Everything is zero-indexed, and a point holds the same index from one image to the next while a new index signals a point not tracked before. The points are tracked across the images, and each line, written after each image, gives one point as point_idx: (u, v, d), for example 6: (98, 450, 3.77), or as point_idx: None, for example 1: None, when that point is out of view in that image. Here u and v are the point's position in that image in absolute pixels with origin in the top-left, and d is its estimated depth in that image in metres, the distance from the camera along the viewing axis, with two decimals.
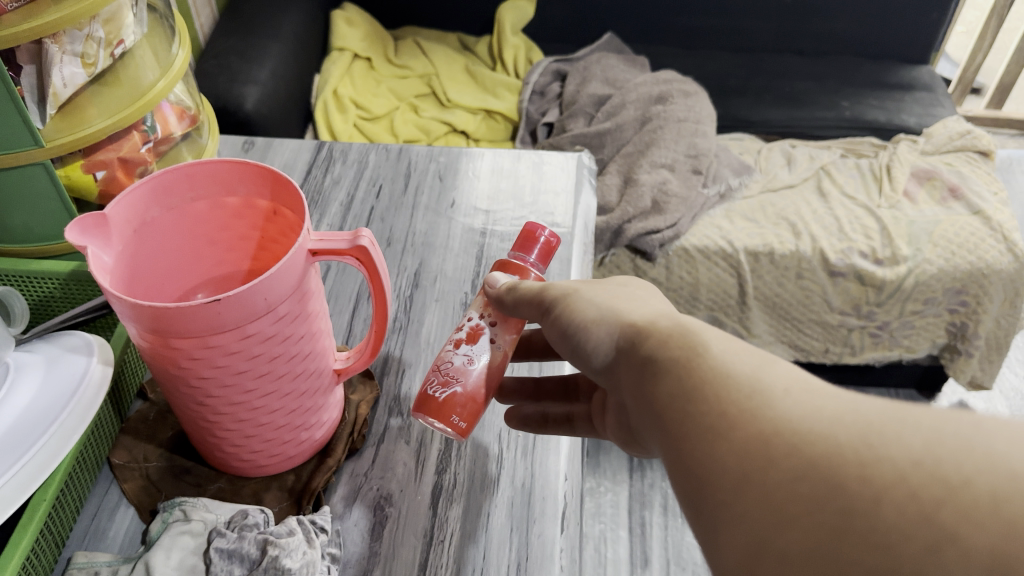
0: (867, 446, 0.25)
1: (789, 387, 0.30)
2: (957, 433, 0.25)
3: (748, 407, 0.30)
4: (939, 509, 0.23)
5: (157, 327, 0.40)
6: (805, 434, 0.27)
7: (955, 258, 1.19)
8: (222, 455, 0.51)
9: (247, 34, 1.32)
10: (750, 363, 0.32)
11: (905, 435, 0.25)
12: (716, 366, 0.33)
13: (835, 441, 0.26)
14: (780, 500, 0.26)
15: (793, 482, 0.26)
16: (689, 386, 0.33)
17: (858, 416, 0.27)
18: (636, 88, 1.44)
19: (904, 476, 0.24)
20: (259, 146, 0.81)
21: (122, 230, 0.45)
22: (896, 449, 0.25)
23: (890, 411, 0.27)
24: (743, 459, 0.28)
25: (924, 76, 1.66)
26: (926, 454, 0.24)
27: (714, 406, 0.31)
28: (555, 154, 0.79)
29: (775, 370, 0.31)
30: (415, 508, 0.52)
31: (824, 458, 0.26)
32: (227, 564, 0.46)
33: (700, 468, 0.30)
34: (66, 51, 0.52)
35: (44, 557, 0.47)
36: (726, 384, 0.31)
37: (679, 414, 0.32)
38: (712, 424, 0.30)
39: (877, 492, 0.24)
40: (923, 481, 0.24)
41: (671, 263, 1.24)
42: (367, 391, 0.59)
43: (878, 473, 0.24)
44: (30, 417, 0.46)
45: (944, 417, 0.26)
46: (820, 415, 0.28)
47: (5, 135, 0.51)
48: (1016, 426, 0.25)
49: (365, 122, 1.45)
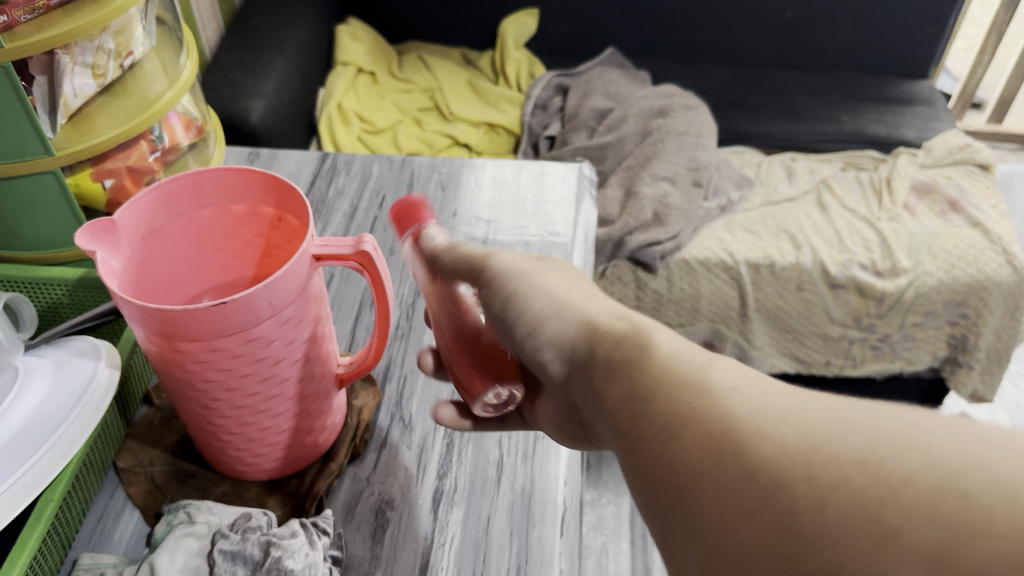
0: (813, 446, 0.25)
1: (739, 381, 0.29)
2: (898, 431, 0.25)
3: (696, 403, 0.29)
4: (881, 507, 0.23)
5: (163, 330, 0.41)
6: (748, 427, 0.27)
7: (955, 270, 1.20)
8: (226, 459, 0.52)
9: (253, 49, 1.34)
10: (693, 362, 0.32)
11: (847, 433, 0.25)
12: (664, 367, 0.32)
13: (779, 439, 0.26)
14: (721, 499, 0.26)
15: (737, 482, 0.26)
16: (641, 392, 0.32)
17: (798, 409, 0.27)
18: (637, 102, 1.45)
19: (848, 477, 0.24)
20: (264, 157, 0.82)
21: (131, 236, 0.46)
22: (840, 447, 0.25)
23: (830, 408, 0.27)
24: (693, 457, 0.28)
25: (924, 90, 1.67)
26: (868, 455, 0.24)
27: (662, 400, 0.31)
28: (556, 165, 0.80)
29: (723, 364, 0.31)
30: (416, 511, 0.53)
31: (768, 461, 0.26)
32: (230, 565, 0.47)
33: (654, 469, 0.29)
34: (77, 61, 0.53)
35: (50, 558, 0.48)
36: (675, 381, 0.31)
37: (631, 416, 0.32)
38: (661, 423, 0.30)
39: (821, 491, 0.24)
40: (867, 481, 0.24)
41: (672, 275, 1.24)
42: (369, 396, 0.59)
43: (824, 472, 0.24)
44: (39, 419, 0.47)
45: (884, 416, 0.26)
46: (765, 410, 0.27)
47: (17, 144, 0.52)
48: (955, 422, 0.25)
49: (369, 135, 1.47)
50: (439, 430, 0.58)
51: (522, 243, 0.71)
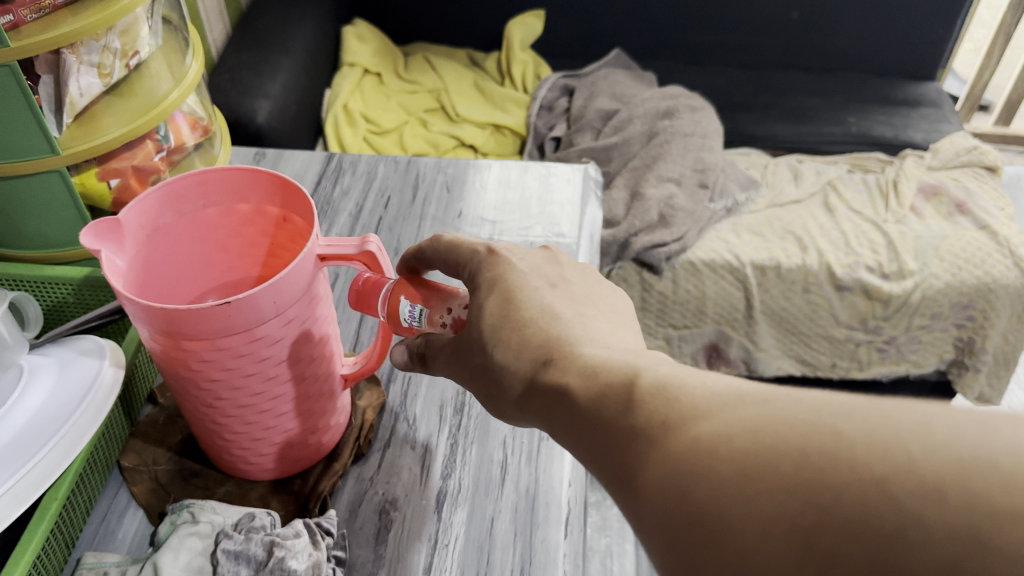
0: (748, 478, 0.24)
1: (672, 406, 0.29)
2: (823, 443, 0.24)
3: (642, 442, 0.29)
4: (819, 535, 0.22)
5: (168, 330, 0.41)
6: (685, 465, 0.26)
7: (962, 273, 1.20)
8: (229, 459, 0.52)
9: (259, 49, 1.34)
10: (624, 396, 0.31)
11: (775, 453, 0.24)
12: (609, 410, 0.32)
13: (716, 477, 0.25)
14: (675, 546, 0.26)
15: (683, 530, 0.25)
16: (598, 437, 0.32)
17: (726, 432, 0.26)
18: (643, 103, 1.45)
19: (782, 507, 0.23)
20: (269, 157, 0.82)
21: (135, 236, 0.46)
22: (772, 475, 0.24)
23: (755, 422, 0.26)
24: (644, 502, 0.27)
25: (931, 92, 1.67)
26: (796, 477, 0.23)
27: (611, 445, 0.30)
28: (561, 165, 0.80)
29: (654, 385, 0.30)
30: (420, 512, 0.53)
31: (709, 499, 0.25)
32: (233, 565, 0.46)
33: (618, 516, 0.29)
34: (83, 61, 0.53)
35: (54, 557, 0.48)
36: (619, 423, 0.31)
37: (591, 459, 0.31)
38: (617, 471, 0.29)
39: (762, 528, 0.23)
40: (802, 507, 0.23)
41: (678, 277, 1.24)
42: (373, 396, 0.59)
43: (761, 508, 0.24)
44: (43, 418, 0.47)
45: (808, 420, 0.25)
46: (695, 438, 0.27)
47: (22, 144, 0.52)
48: (878, 416, 0.23)
49: (374, 136, 1.47)
50: (443, 431, 0.58)
51: (527, 244, 0.71)
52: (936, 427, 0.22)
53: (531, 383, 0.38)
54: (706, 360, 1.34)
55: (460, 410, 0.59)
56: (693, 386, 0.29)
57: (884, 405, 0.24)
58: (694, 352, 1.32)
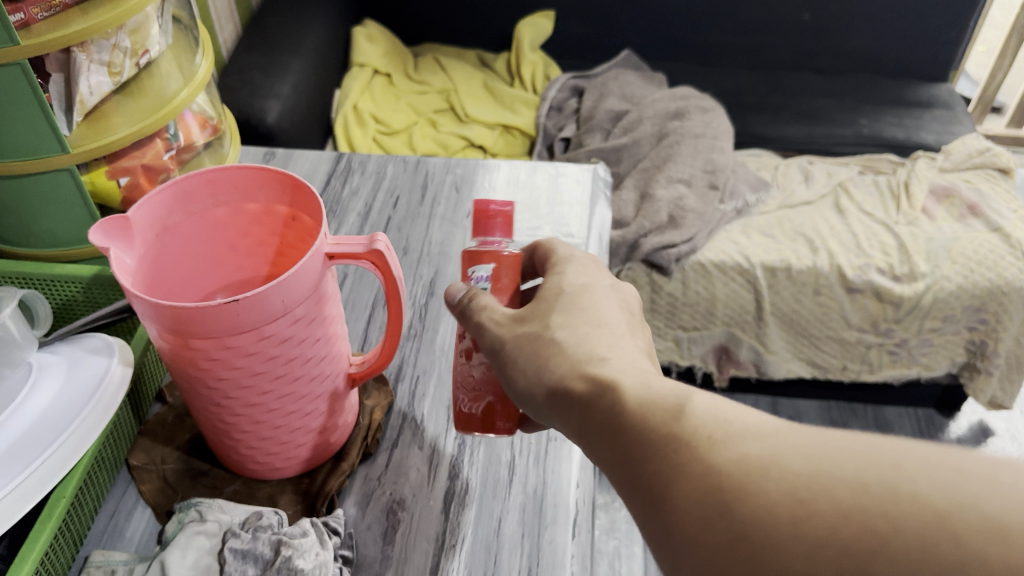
0: (800, 502, 0.27)
1: (716, 431, 0.31)
2: (879, 479, 0.26)
3: (683, 459, 0.31)
4: (871, 559, 0.25)
5: (176, 328, 0.41)
6: (737, 484, 0.29)
7: (974, 275, 1.19)
8: (238, 458, 0.52)
9: (270, 50, 1.34)
10: (668, 413, 0.33)
11: (831, 484, 0.27)
12: (647, 423, 0.33)
13: (767, 498, 0.28)
14: (719, 558, 0.28)
15: (728, 545, 0.28)
16: (630, 449, 0.33)
17: (778, 464, 0.29)
18: (653, 104, 1.45)
19: (835, 529, 0.26)
20: (279, 157, 0.82)
21: (144, 234, 0.46)
22: (825, 500, 0.27)
23: (808, 455, 0.28)
24: (685, 515, 0.29)
25: (943, 94, 1.66)
26: (851, 504, 0.26)
27: (648, 457, 0.32)
28: (571, 166, 0.80)
29: (699, 410, 0.33)
30: (428, 512, 0.53)
31: (758, 519, 0.27)
32: (241, 564, 0.46)
33: (651, 525, 0.31)
34: (93, 59, 0.53)
35: (62, 554, 0.48)
36: (658, 437, 0.33)
37: (624, 469, 0.33)
38: (653, 483, 0.31)
39: (808, 548, 0.26)
40: (854, 532, 0.26)
41: (687, 278, 1.23)
42: (381, 396, 0.59)
43: (812, 528, 0.26)
44: (52, 415, 0.47)
45: (865, 455, 0.28)
46: (747, 462, 0.29)
47: (33, 143, 0.52)
48: (930, 460, 0.27)
49: (384, 136, 1.47)
50: (451, 431, 0.58)
51: None
52: (993, 481, 0.25)
53: (567, 381, 0.39)
54: (716, 362, 1.33)
55: None
56: (740, 415, 0.32)
57: (932, 449, 0.27)
58: (703, 354, 1.32)
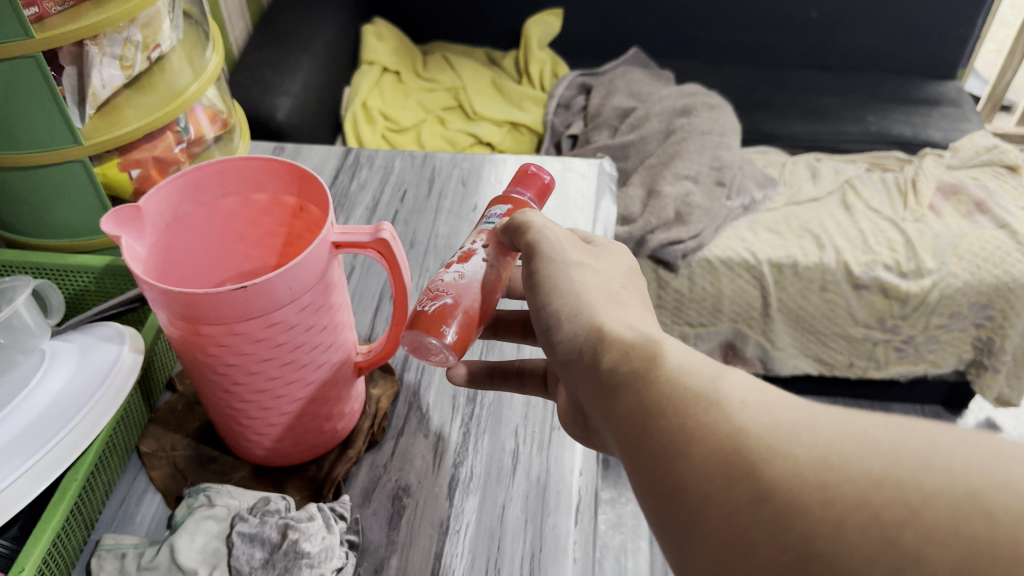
0: (829, 467, 0.25)
1: (748, 399, 0.29)
2: (915, 451, 0.24)
3: (706, 420, 0.29)
4: (901, 532, 0.23)
5: (187, 314, 0.42)
6: (763, 448, 0.27)
7: (981, 271, 1.19)
8: (246, 444, 0.53)
9: (280, 47, 1.35)
10: (703, 377, 0.31)
11: (863, 455, 0.25)
12: (673, 381, 0.31)
13: (794, 462, 0.26)
14: (739, 522, 0.26)
15: (748, 507, 0.26)
16: (648, 406, 0.31)
17: (812, 433, 0.27)
18: (661, 101, 1.45)
19: (865, 497, 0.24)
20: (288, 151, 0.83)
21: (155, 224, 0.47)
22: (858, 468, 0.25)
23: (842, 427, 0.26)
24: (703, 476, 0.27)
25: (952, 91, 1.66)
26: (885, 474, 0.24)
27: (671, 416, 0.30)
28: (577, 161, 0.80)
29: (733, 381, 0.30)
30: (433, 498, 0.53)
31: (784, 480, 0.25)
32: (248, 548, 0.47)
33: (664, 485, 0.29)
34: (105, 53, 0.54)
35: (74, 537, 0.49)
36: (681, 396, 0.30)
37: (637, 429, 0.31)
38: (669, 441, 0.29)
39: (838, 515, 0.24)
40: (885, 502, 0.23)
41: (694, 274, 1.24)
42: (387, 385, 0.60)
43: (840, 494, 0.24)
44: (64, 399, 0.48)
45: (900, 432, 0.25)
46: (777, 430, 0.27)
47: (45, 134, 0.53)
48: (970, 438, 0.24)
49: (392, 133, 1.48)
50: (455, 420, 0.58)
51: None
52: None
53: (607, 327, 0.37)
54: (722, 358, 1.34)
55: (473, 399, 0.60)
56: (779, 392, 0.30)
57: (972, 432, 0.25)
58: (710, 349, 1.32)
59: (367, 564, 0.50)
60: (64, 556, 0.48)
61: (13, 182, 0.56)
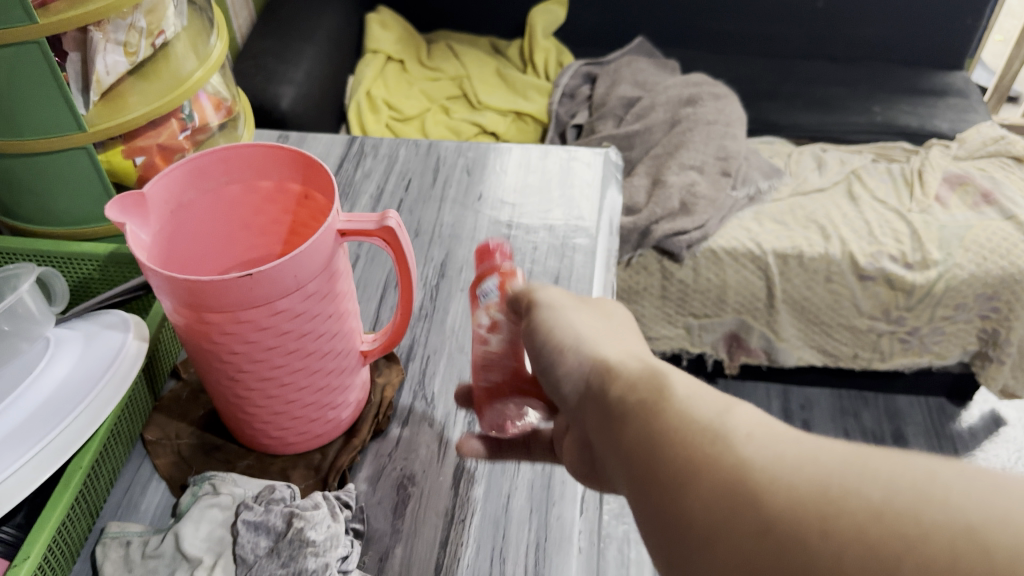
0: (829, 498, 0.24)
1: (755, 429, 0.28)
2: (916, 480, 0.23)
3: (711, 451, 0.28)
4: (899, 565, 0.22)
5: (191, 302, 0.41)
6: (766, 479, 0.26)
7: (987, 263, 1.18)
8: (251, 432, 0.53)
9: (284, 36, 1.35)
10: (711, 407, 0.30)
11: (863, 486, 0.24)
12: (679, 411, 0.30)
13: (795, 492, 0.25)
14: (743, 555, 0.25)
15: (750, 539, 0.25)
16: (653, 435, 0.30)
17: (814, 463, 0.25)
18: (666, 91, 1.45)
19: (864, 529, 0.23)
20: (292, 140, 0.82)
21: (159, 210, 0.46)
22: (857, 499, 0.23)
23: (846, 456, 0.25)
24: (707, 508, 0.26)
25: (958, 82, 1.65)
26: (884, 505, 0.23)
27: (677, 446, 0.29)
28: (583, 150, 0.80)
29: (741, 411, 0.29)
30: (437, 487, 0.53)
31: (786, 512, 0.24)
32: (253, 536, 0.47)
33: (668, 516, 0.28)
34: (109, 39, 0.54)
35: (78, 525, 0.49)
36: (687, 426, 0.29)
37: (642, 460, 0.30)
38: (673, 471, 0.28)
39: (837, 549, 0.23)
40: (883, 534, 0.22)
41: (699, 265, 1.24)
42: (392, 373, 0.60)
43: (839, 527, 0.23)
44: (69, 387, 0.48)
45: (899, 461, 0.24)
46: (780, 459, 0.26)
47: (49, 120, 0.53)
48: (977, 470, 0.23)
49: (396, 122, 1.48)
50: (461, 409, 0.58)
51: (547, 227, 0.71)
52: None
53: (614, 363, 0.36)
54: (727, 349, 1.35)
55: None
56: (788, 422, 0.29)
57: (979, 462, 0.23)
58: (714, 341, 1.34)
59: (371, 553, 0.50)
60: (69, 544, 0.48)
61: (17, 169, 0.56)
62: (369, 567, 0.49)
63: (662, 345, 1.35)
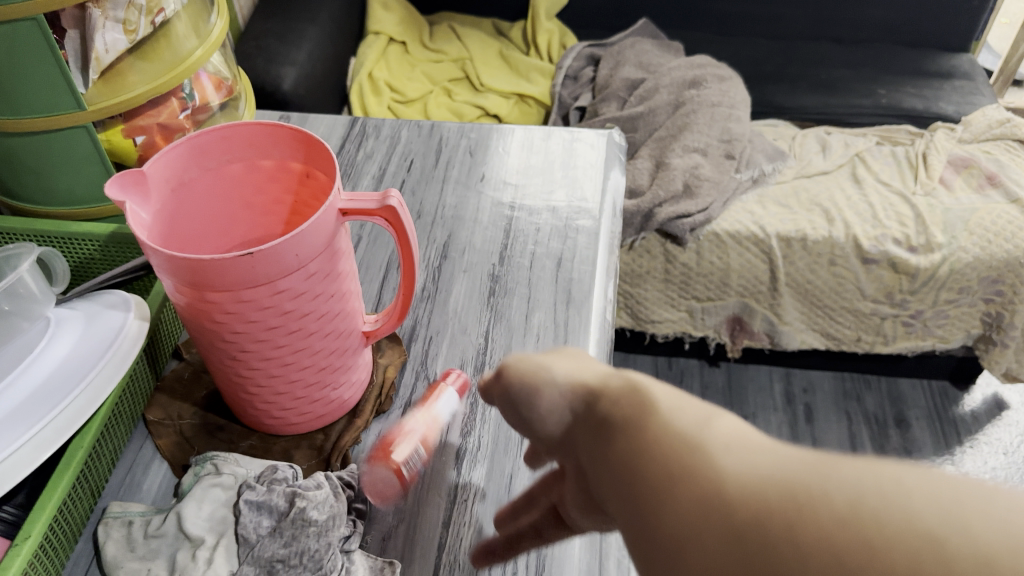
0: (796, 508, 0.22)
1: (733, 440, 0.26)
2: (884, 484, 0.21)
3: (690, 463, 0.26)
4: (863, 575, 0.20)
5: (193, 281, 0.41)
6: (742, 490, 0.24)
7: (992, 246, 1.17)
8: (254, 413, 0.53)
9: (285, 18, 1.34)
10: (693, 418, 0.28)
11: (837, 490, 0.22)
12: (663, 424, 0.28)
13: (765, 502, 0.23)
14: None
15: (723, 551, 0.23)
16: (633, 450, 0.28)
17: (784, 470, 0.24)
18: (670, 73, 1.44)
19: (830, 538, 0.21)
20: (294, 121, 0.82)
21: (160, 188, 0.46)
22: (823, 506, 0.22)
23: (817, 461, 0.23)
24: (685, 523, 0.24)
25: (964, 64, 1.63)
26: (847, 513, 0.21)
27: (651, 457, 0.27)
28: (585, 131, 0.79)
29: (724, 422, 0.27)
30: (440, 468, 0.53)
31: (758, 524, 0.23)
32: (255, 516, 0.47)
33: (646, 532, 0.26)
34: (108, 16, 0.53)
35: (80, 505, 0.49)
36: (667, 439, 0.27)
37: (622, 475, 0.28)
38: (653, 484, 0.26)
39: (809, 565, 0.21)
40: (848, 542, 0.21)
41: (702, 248, 1.23)
42: (394, 354, 0.60)
43: (808, 537, 0.21)
44: (69, 366, 0.48)
45: (881, 473, 0.22)
46: (757, 469, 0.24)
47: (49, 99, 0.53)
48: (949, 476, 0.21)
49: (398, 104, 1.47)
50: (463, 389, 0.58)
51: (550, 209, 0.71)
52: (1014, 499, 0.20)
53: (602, 383, 0.34)
54: (730, 333, 1.36)
55: (481, 370, 0.59)
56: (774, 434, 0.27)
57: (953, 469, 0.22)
58: (717, 324, 1.34)
59: (374, 533, 0.50)
60: (70, 525, 0.48)
61: (17, 149, 0.56)
62: (372, 546, 0.49)
63: (664, 328, 1.35)
